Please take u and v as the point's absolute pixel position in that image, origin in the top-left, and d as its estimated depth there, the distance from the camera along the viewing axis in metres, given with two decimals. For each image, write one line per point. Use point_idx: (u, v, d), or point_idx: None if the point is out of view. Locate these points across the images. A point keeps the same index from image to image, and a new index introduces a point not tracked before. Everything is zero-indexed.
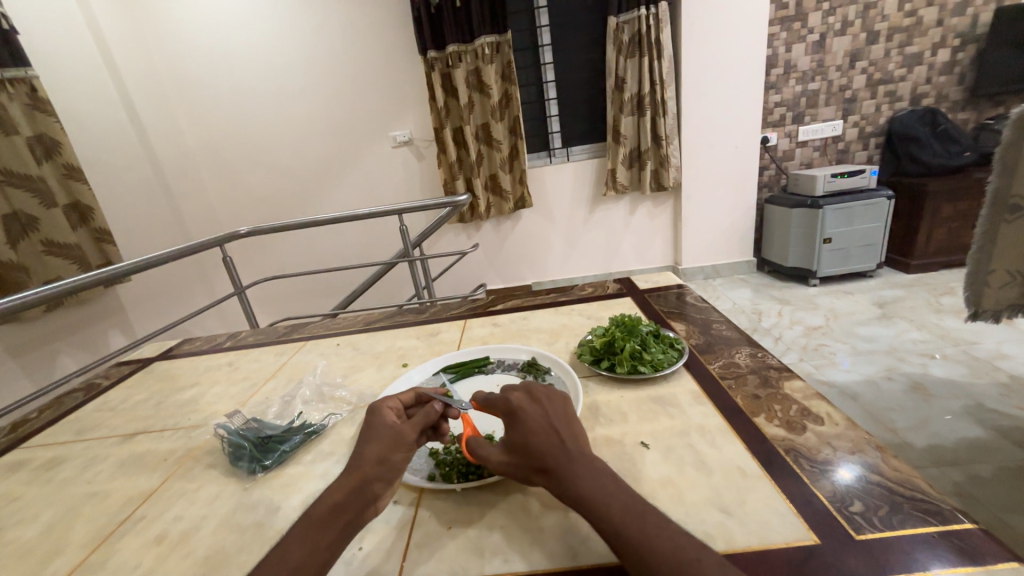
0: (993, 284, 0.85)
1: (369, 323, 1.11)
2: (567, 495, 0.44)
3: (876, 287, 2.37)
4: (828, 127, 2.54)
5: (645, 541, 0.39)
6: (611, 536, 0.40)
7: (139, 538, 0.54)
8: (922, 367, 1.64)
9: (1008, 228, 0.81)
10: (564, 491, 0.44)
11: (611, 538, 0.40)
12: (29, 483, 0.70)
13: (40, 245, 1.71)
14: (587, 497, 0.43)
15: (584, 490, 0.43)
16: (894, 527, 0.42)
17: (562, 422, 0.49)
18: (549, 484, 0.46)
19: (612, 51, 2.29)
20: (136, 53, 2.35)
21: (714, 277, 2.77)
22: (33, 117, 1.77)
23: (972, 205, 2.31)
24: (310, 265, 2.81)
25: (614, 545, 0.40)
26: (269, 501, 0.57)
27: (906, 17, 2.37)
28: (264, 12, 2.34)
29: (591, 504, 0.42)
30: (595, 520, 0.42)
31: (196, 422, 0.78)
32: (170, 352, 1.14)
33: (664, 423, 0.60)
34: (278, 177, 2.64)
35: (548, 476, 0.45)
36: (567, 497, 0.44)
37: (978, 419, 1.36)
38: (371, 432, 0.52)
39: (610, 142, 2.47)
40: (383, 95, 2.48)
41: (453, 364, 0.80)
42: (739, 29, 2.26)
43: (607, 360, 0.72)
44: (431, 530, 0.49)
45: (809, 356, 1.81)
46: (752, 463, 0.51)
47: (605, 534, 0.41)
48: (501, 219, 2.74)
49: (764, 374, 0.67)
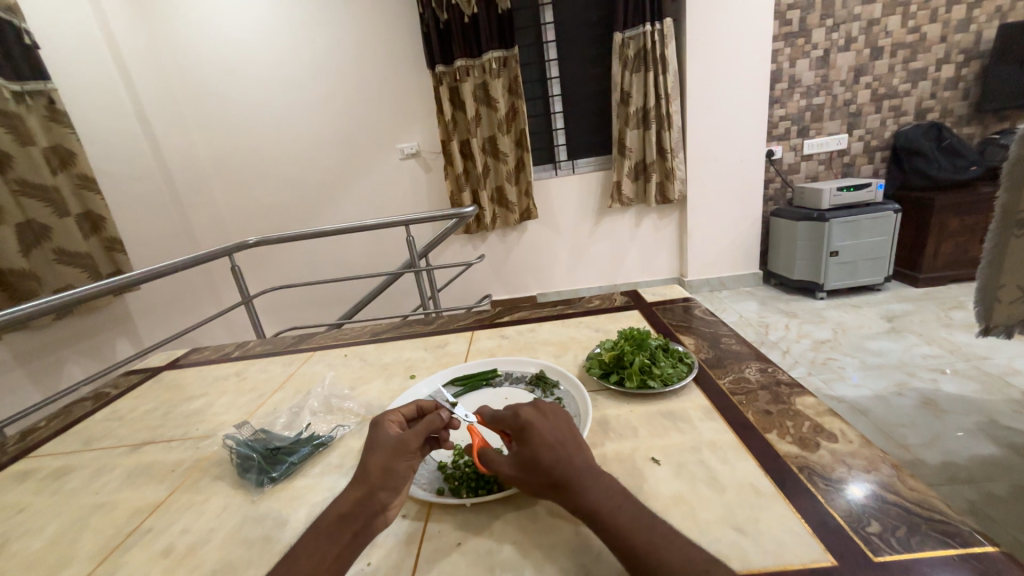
0: (1004, 299, 0.84)
1: (375, 334, 1.10)
2: (577, 507, 0.44)
3: (885, 300, 2.34)
4: (833, 141, 2.55)
5: (654, 551, 0.39)
6: (621, 547, 0.40)
7: (146, 551, 0.54)
8: (933, 383, 1.62)
9: (1018, 243, 0.81)
10: (575, 503, 0.44)
11: (622, 550, 0.40)
12: (37, 493, 0.70)
13: (51, 252, 1.73)
14: (597, 511, 0.43)
15: (595, 504, 0.43)
16: (912, 549, 0.41)
17: (570, 437, 0.49)
18: (558, 498, 0.46)
19: (618, 66, 2.32)
20: (152, 67, 2.41)
21: (720, 289, 2.76)
22: (50, 128, 1.82)
23: (979, 219, 2.30)
24: (316, 274, 2.82)
25: (624, 557, 0.40)
26: (276, 514, 0.56)
27: (909, 33, 2.40)
28: (276, 28, 2.40)
29: (601, 518, 0.42)
30: (606, 535, 0.42)
31: (204, 433, 0.78)
32: (177, 361, 1.15)
33: (674, 439, 0.59)
34: (286, 188, 2.67)
35: (560, 491, 0.45)
36: (576, 510, 0.44)
37: (991, 437, 1.34)
38: (373, 443, 0.53)
39: (615, 155, 2.49)
40: (391, 108, 2.51)
41: (460, 377, 0.80)
42: (745, 42, 2.28)
43: (616, 374, 0.72)
44: (440, 545, 0.48)
45: (816, 370, 1.79)
46: (765, 481, 0.50)
47: (615, 547, 0.41)
48: (506, 231, 2.75)
49: (774, 390, 0.67)
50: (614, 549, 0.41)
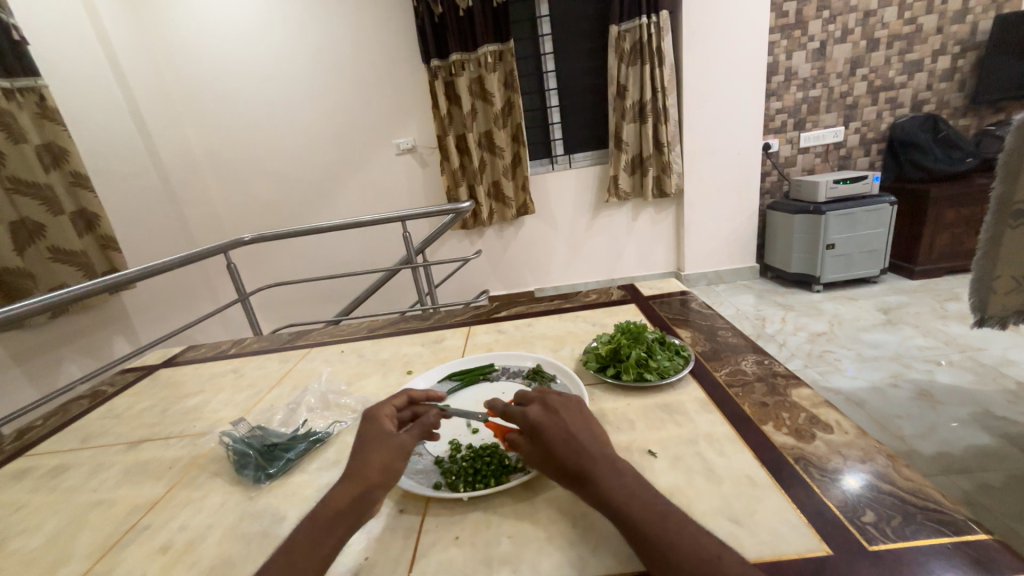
0: (999, 290, 0.84)
1: (372, 330, 1.10)
2: (592, 497, 0.44)
3: (880, 292, 2.36)
4: (830, 133, 2.55)
5: (666, 537, 0.39)
6: (635, 534, 0.41)
7: (144, 548, 0.54)
8: (928, 373, 1.63)
9: (1013, 233, 0.81)
10: (590, 494, 0.44)
11: (636, 537, 0.40)
12: (33, 492, 0.69)
13: (46, 251, 1.72)
14: (611, 499, 0.43)
15: (609, 493, 0.44)
16: (906, 538, 0.41)
17: (581, 429, 0.49)
18: (576, 490, 0.46)
19: (614, 59, 2.31)
20: (143, 62, 2.38)
21: (717, 283, 2.77)
22: (42, 125, 1.80)
23: (975, 211, 2.31)
24: (313, 271, 2.81)
25: (639, 545, 0.40)
26: (274, 510, 0.56)
27: (906, 24, 2.39)
28: (268, 22, 2.37)
29: (615, 507, 0.43)
30: (621, 523, 0.42)
31: (201, 430, 0.78)
32: (173, 359, 1.14)
33: (671, 431, 0.60)
34: (282, 184, 2.66)
35: (575, 482, 0.46)
36: (592, 501, 0.44)
37: (986, 427, 1.35)
38: (369, 439, 0.52)
39: (612, 149, 2.48)
40: (386, 103, 2.50)
41: (458, 371, 0.80)
42: (741, 35, 2.27)
43: (613, 367, 0.72)
44: (437, 540, 0.48)
45: (813, 362, 1.80)
46: (761, 472, 0.51)
47: (630, 534, 0.41)
48: (503, 226, 2.75)
49: (771, 382, 0.67)
50: (630, 537, 0.41)
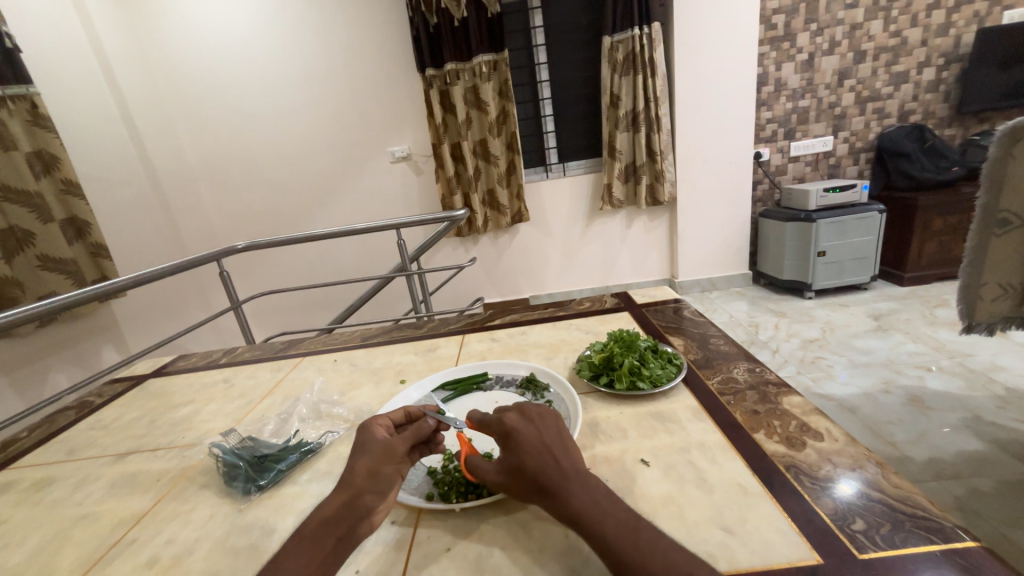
0: (986, 297, 0.86)
1: (365, 339, 1.10)
2: (561, 513, 0.44)
3: (871, 299, 2.38)
4: (819, 143, 2.60)
5: (637, 555, 0.39)
6: (607, 554, 0.40)
7: (130, 563, 0.53)
8: (918, 380, 1.65)
9: (998, 241, 0.83)
10: (561, 509, 0.44)
11: (607, 556, 0.40)
12: (16, 506, 0.68)
13: (35, 259, 1.70)
14: (583, 517, 0.43)
15: (580, 509, 0.43)
16: (896, 546, 0.41)
17: (556, 440, 0.49)
18: (545, 504, 0.46)
19: (607, 70, 2.35)
20: (136, 70, 2.37)
21: (711, 290, 2.78)
22: (33, 132, 1.78)
23: (962, 219, 2.34)
24: (307, 279, 2.80)
25: (609, 561, 0.40)
26: (263, 523, 0.56)
27: (891, 37, 2.44)
28: (264, 31, 2.38)
29: (586, 523, 0.42)
30: (592, 541, 0.41)
31: (190, 441, 0.77)
32: (163, 369, 1.13)
33: (664, 440, 0.60)
34: (276, 192, 2.65)
35: (546, 496, 0.45)
36: (563, 516, 0.44)
37: (976, 432, 1.36)
38: (360, 447, 0.53)
39: (606, 157, 2.51)
40: (382, 111, 2.51)
41: (452, 380, 0.79)
42: (731, 46, 2.32)
43: (606, 376, 0.72)
44: (429, 551, 0.48)
45: (805, 368, 1.81)
46: (752, 480, 0.51)
47: (600, 553, 0.41)
48: (497, 234, 2.76)
49: (762, 390, 0.67)
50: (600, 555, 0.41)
